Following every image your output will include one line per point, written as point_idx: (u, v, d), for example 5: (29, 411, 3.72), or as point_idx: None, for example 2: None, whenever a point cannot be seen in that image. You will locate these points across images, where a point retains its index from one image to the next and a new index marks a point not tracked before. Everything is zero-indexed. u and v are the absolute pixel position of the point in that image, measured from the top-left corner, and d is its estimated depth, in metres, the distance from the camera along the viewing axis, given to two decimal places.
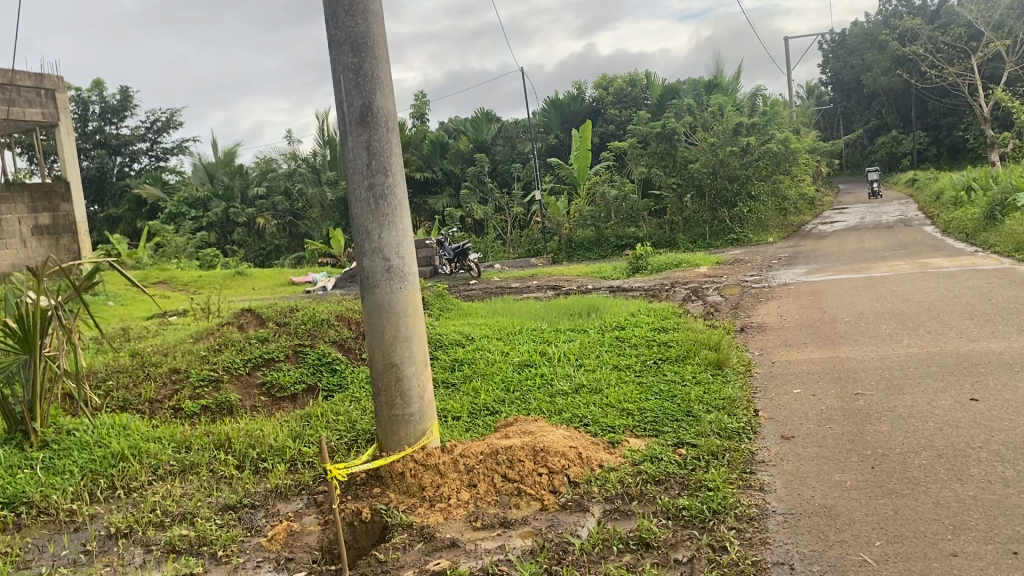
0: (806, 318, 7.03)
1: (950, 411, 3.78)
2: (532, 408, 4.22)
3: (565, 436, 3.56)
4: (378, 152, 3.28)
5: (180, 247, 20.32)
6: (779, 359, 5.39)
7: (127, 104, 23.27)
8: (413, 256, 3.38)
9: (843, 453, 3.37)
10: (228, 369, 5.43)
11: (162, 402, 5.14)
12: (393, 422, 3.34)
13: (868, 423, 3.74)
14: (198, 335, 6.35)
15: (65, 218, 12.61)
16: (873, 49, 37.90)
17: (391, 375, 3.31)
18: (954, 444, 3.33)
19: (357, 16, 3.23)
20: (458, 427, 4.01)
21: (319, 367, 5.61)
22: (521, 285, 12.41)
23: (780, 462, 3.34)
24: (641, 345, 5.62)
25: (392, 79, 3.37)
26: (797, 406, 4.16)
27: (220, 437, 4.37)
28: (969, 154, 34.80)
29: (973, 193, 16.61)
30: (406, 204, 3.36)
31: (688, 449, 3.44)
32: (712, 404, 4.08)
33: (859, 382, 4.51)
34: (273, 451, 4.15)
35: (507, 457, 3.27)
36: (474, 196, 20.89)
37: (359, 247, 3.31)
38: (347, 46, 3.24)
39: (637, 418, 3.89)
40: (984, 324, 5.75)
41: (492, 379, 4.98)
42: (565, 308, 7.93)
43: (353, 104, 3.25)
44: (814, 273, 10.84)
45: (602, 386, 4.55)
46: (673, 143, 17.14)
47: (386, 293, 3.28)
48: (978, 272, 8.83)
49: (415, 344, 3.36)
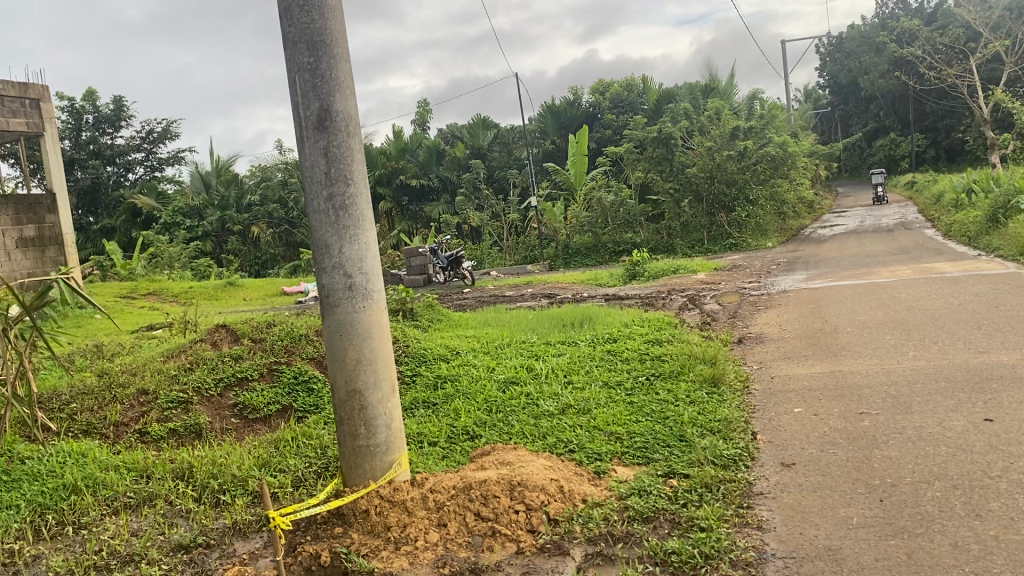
0: (807, 328, 6.74)
1: (962, 434, 3.50)
2: (514, 433, 3.95)
3: (548, 466, 3.26)
4: (338, 158, 3.00)
5: (174, 256, 20.00)
6: (778, 373, 5.12)
7: (120, 114, 23.09)
8: (378, 272, 3.10)
9: (848, 483, 3.10)
10: (199, 390, 5.15)
11: (128, 425, 4.85)
12: (356, 453, 3.04)
13: (874, 448, 3.46)
14: (169, 353, 6.05)
15: (50, 230, 12.29)
16: (870, 52, 37.75)
17: (355, 403, 3.01)
18: (970, 473, 3.05)
19: (313, 11, 2.97)
20: (433, 455, 3.72)
21: (294, 387, 5.31)
22: (515, 293, 12.17)
23: (779, 494, 3.06)
24: (634, 360, 5.34)
25: (353, 82, 3.10)
26: (799, 428, 3.89)
27: (181, 466, 4.07)
28: (968, 156, 34.66)
29: (974, 196, 16.41)
30: (369, 215, 3.09)
31: (680, 481, 3.15)
32: (708, 428, 3.78)
33: (864, 400, 4.23)
34: (237, 482, 3.87)
35: (480, 493, 3.00)
36: (469, 203, 20.59)
37: (318, 263, 3.02)
38: (303, 44, 2.97)
39: (625, 444, 3.61)
40: (994, 334, 5.48)
41: (475, 399, 4.68)
42: (559, 317, 7.66)
43: (310, 108, 2.98)
44: (814, 279, 10.57)
45: (591, 406, 4.28)
46: (669, 147, 17.01)
47: (347, 313, 2.99)
48: (981, 277, 8.59)
49: (381, 367, 3.06)
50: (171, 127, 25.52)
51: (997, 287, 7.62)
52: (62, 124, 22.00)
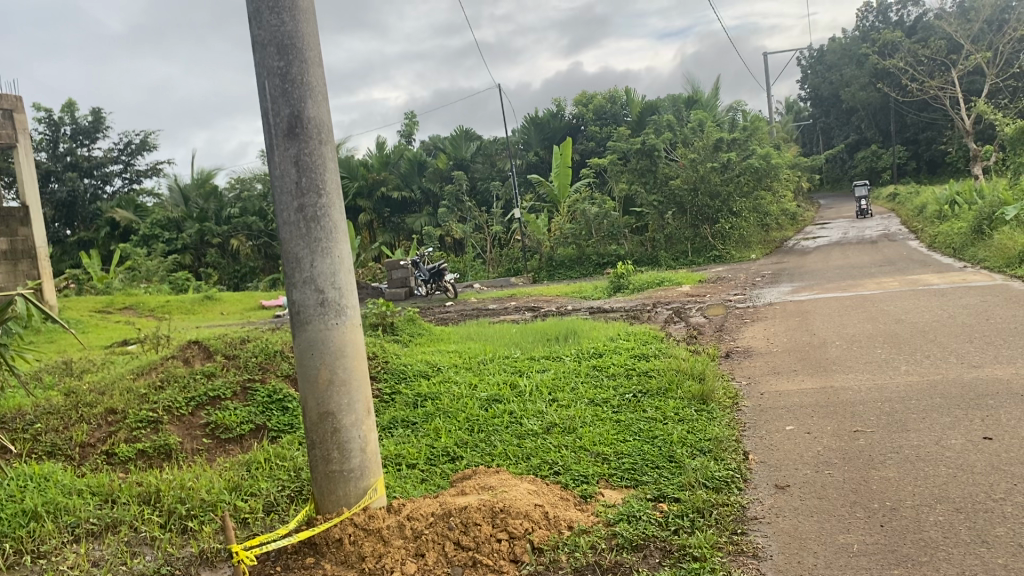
0: (794, 341, 6.62)
1: (962, 453, 3.37)
2: (496, 454, 3.78)
3: (531, 491, 3.10)
4: (309, 167, 2.85)
5: (152, 269, 19.80)
6: (769, 390, 4.97)
7: (98, 126, 22.88)
8: (352, 288, 2.94)
9: (846, 506, 2.96)
10: (169, 410, 4.98)
11: (95, 446, 4.66)
12: (330, 479, 2.89)
13: (872, 468, 3.32)
14: (140, 370, 5.85)
15: (23, 242, 11.98)
16: (851, 66, 38.06)
17: (327, 426, 2.86)
18: (973, 496, 2.91)
19: (283, 13, 2.82)
20: (411, 479, 3.55)
21: (268, 406, 5.17)
22: (498, 307, 12.01)
23: (775, 519, 2.91)
24: (620, 375, 5.20)
25: (326, 88, 2.95)
26: (792, 447, 3.75)
27: (147, 490, 3.87)
28: (949, 168, 34.93)
29: (957, 207, 16.45)
30: (343, 228, 2.94)
31: (672, 505, 3.00)
32: (697, 448, 3.64)
33: (858, 418, 4.09)
34: (206, 506, 3.69)
35: (461, 521, 2.83)
36: (452, 215, 20.35)
37: (288, 278, 2.87)
38: (273, 48, 2.82)
39: (612, 464, 3.47)
40: (986, 348, 5.37)
41: (456, 418, 4.51)
42: (542, 331, 7.51)
43: (280, 114, 2.83)
44: (800, 291, 10.47)
45: (577, 426, 4.11)
46: (653, 159, 16.98)
47: (319, 330, 2.83)
48: (968, 288, 8.53)
49: (355, 388, 2.91)
50: (150, 140, 25.29)
51: (987, 299, 7.52)
52: (39, 135, 21.74)
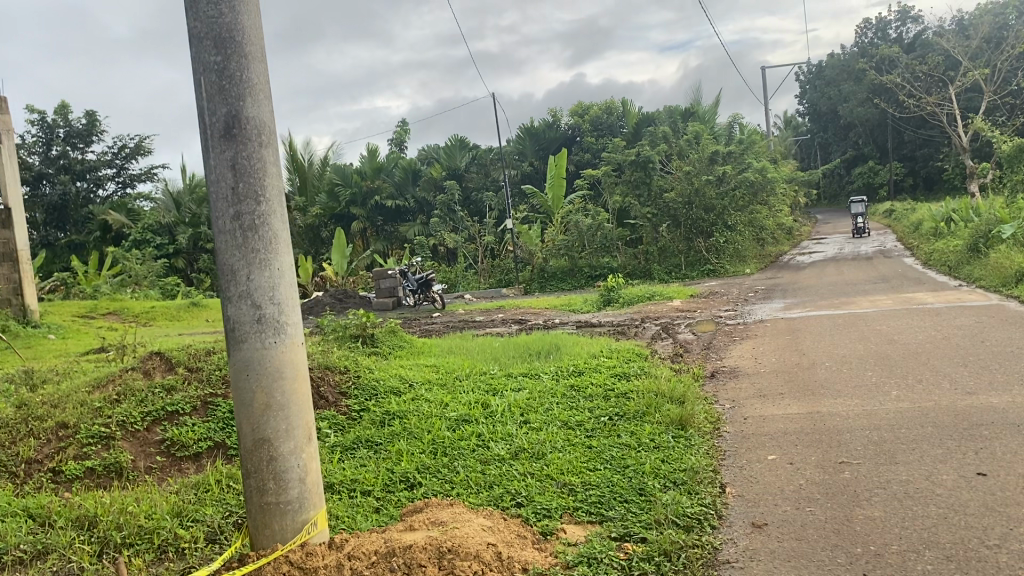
0: (784, 362, 6.38)
1: (954, 491, 3.14)
2: (457, 482, 3.54)
3: (485, 528, 2.86)
4: (247, 172, 2.62)
5: (143, 274, 19.52)
6: (753, 414, 4.73)
7: (92, 129, 22.64)
8: (294, 304, 2.70)
9: (826, 549, 2.72)
10: (123, 425, 4.73)
11: (41, 463, 4.37)
12: (265, 512, 2.65)
13: (857, 505, 3.09)
14: (96, 382, 5.58)
15: (2, 246, 11.56)
16: (851, 81, 38.00)
17: (262, 454, 2.62)
18: (964, 542, 2.67)
19: (221, 4, 2.59)
20: (363, 508, 3.31)
21: (228, 422, 4.96)
22: (486, 318, 11.76)
23: (748, 564, 2.68)
24: (597, 396, 4.96)
25: (269, 86, 2.72)
26: (773, 479, 3.52)
27: (85, 514, 3.60)
28: (945, 186, 34.88)
29: (952, 224, 16.31)
30: (284, 237, 2.69)
31: (637, 546, 2.77)
32: (672, 480, 3.41)
33: (844, 447, 3.86)
34: (144, 534, 3.43)
35: (404, 561, 2.58)
36: (444, 224, 20.17)
37: (223, 292, 2.62)
38: (209, 41, 2.59)
39: (579, 496, 3.23)
40: (982, 372, 5.13)
41: (421, 440, 4.27)
42: (524, 346, 7.28)
43: (216, 114, 2.60)
44: (791, 308, 10.26)
45: (546, 452, 3.87)
46: (648, 171, 16.56)
47: (255, 349, 2.59)
48: (964, 308, 8.33)
49: (293, 411, 2.66)
50: (143, 143, 25.02)
51: (982, 320, 7.32)
52: (32, 137, 21.56)
